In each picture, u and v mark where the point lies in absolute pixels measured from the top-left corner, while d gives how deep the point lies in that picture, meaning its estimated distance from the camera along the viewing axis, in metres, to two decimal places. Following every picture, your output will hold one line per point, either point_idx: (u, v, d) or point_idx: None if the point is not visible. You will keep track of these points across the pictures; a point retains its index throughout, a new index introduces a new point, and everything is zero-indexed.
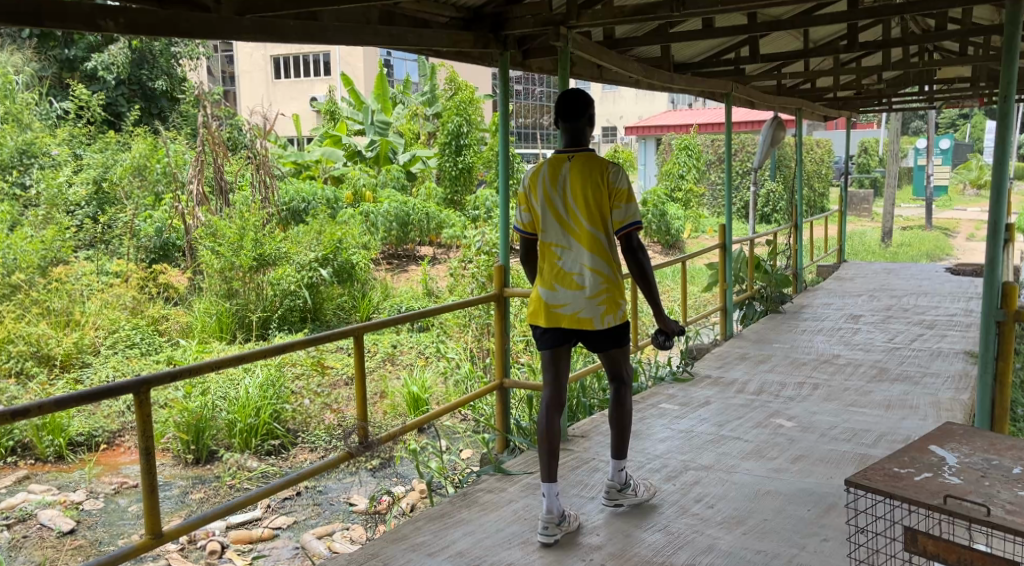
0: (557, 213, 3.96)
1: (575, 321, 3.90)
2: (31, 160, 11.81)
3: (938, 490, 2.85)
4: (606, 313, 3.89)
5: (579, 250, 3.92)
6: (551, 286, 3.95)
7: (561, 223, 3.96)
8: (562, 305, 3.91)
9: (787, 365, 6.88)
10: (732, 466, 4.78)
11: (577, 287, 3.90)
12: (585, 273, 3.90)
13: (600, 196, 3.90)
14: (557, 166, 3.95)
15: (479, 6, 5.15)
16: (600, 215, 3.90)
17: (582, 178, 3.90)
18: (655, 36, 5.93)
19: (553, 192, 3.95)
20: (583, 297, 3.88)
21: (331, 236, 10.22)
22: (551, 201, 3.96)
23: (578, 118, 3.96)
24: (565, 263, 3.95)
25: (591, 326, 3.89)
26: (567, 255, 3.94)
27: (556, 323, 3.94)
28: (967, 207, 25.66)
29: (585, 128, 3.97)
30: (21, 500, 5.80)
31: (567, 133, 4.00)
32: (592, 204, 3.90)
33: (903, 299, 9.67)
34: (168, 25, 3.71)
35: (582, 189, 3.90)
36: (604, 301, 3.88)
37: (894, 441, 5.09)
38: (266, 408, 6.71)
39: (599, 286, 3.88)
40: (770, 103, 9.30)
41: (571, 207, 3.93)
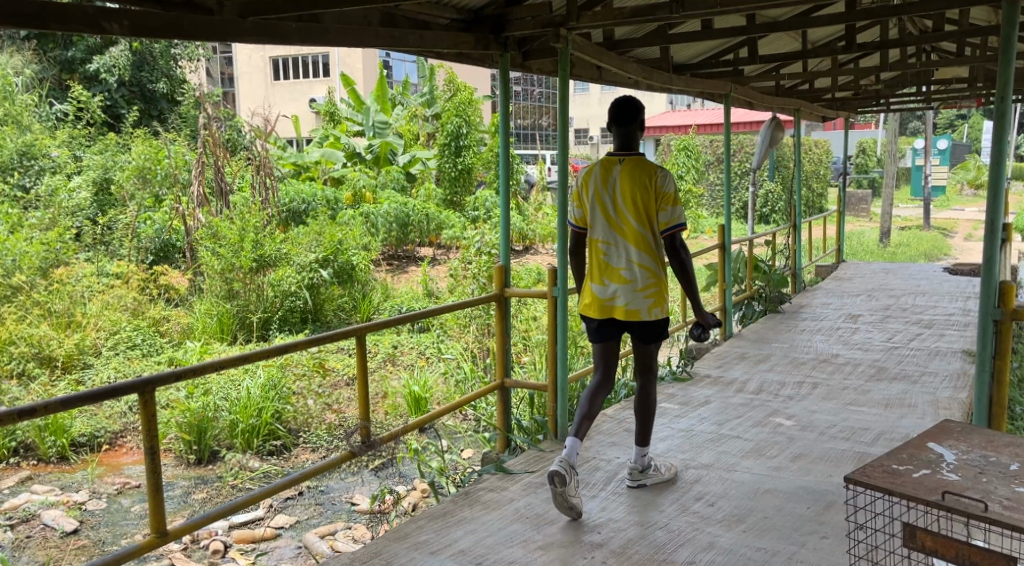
0: (606, 212, 4.27)
1: (624, 313, 4.22)
2: (32, 161, 11.83)
3: (936, 486, 2.88)
4: (652, 306, 4.19)
5: (627, 247, 4.23)
6: (601, 281, 4.27)
7: (610, 222, 4.26)
8: (611, 298, 4.24)
9: (787, 364, 6.91)
10: (732, 464, 4.81)
11: (624, 281, 4.21)
12: (633, 268, 4.21)
13: (648, 197, 4.20)
14: (607, 168, 4.27)
15: (479, 8, 5.20)
16: (647, 214, 4.21)
17: (631, 180, 4.20)
18: (655, 37, 5.95)
19: (604, 192, 4.26)
20: (631, 291, 4.19)
21: (331, 238, 10.25)
22: (601, 201, 4.28)
23: (630, 124, 4.30)
24: (613, 259, 4.26)
25: (638, 317, 4.20)
26: (615, 251, 4.26)
27: (605, 315, 4.27)
28: (965, 207, 25.71)
29: (635, 133, 4.30)
30: (24, 501, 5.83)
31: (620, 136, 4.34)
32: (640, 204, 4.21)
33: (901, 299, 9.71)
34: (171, 28, 3.74)
35: (630, 191, 4.21)
36: (650, 295, 4.18)
37: (892, 440, 5.11)
38: (268, 408, 6.73)
39: (644, 281, 4.19)
40: (768, 104, 9.33)
41: (619, 207, 4.23)
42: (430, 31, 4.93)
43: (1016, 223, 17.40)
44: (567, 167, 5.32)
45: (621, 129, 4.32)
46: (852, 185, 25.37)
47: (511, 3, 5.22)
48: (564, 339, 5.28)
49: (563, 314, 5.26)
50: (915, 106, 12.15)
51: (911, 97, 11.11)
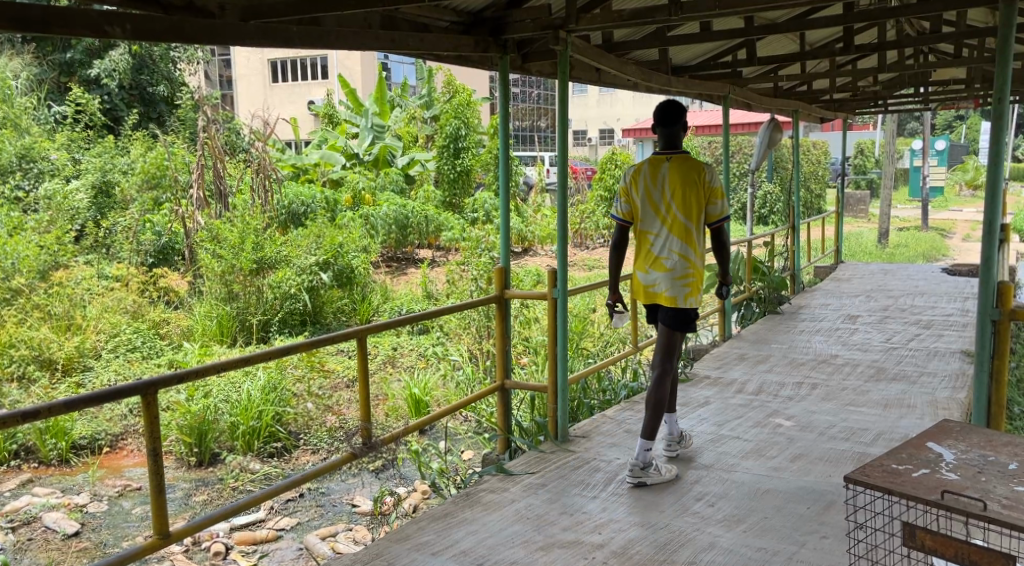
0: (654, 205, 4.57)
1: (663, 300, 4.53)
2: (31, 164, 11.86)
3: (935, 486, 2.89)
4: (688, 295, 4.50)
5: (672, 238, 4.52)
6: (645, 268, 4.59)
7: (657, 214, 4.56)
8: (652, 285, 4.56)
9: (786, 365, 6.93)
10: (732, 465, 4.83)
11: (666, 270, 4.51)
12: (675, 258, 4.51)
13: (694, 193, 4.50)
14: (657, 165, 4.56)
15: (479, 10, 5.23)
16: (693, 209, 4.50)
17: (678, 177, 4.49)
18: (654, 40, 5.97)
19: (652, 187, 4.56)
20: (671, 279, 4.50)
21: (331, 241, 10.27)
22: (649, 194, 4.57)
23: (674, 124, 4.57)
24: (657, 249, 4.57)
25: (675, 304, 4.51)
26: (659, 242, 4.56)
27: (648, 300, 4.60)
28: (963, 208, 25.77)
29: (680, 133, 4.59)
30: (25, 503, 5.83)
31: (665, 136, 4.63)
32: (687, 199, 4.50)
33: (900, 300, 9.73)
34: (173, 31, 3.75)
35: (677, 186, 4.50)
36: (687, 284, 4.49)
37: (892, 440, 5.13)
38: (269, 410, 6.75)
39: (683, 271, 4.49)
40: (766, 106, 9.37)
41: (666, 201, 4.53)
42: (430, 33, 4.95)
43: (1015, 224, 17.44)
44: (566, 168, 5.33)
45: (665, 128, 4.60)
46: (850, 186, 25.41)
47: (511, 5, 5.24)
48: (564, 339, 5.29)
49: (563, 315, 5.27)
50: (913, 107, 12.18)
51: (908, 99, 11.15)
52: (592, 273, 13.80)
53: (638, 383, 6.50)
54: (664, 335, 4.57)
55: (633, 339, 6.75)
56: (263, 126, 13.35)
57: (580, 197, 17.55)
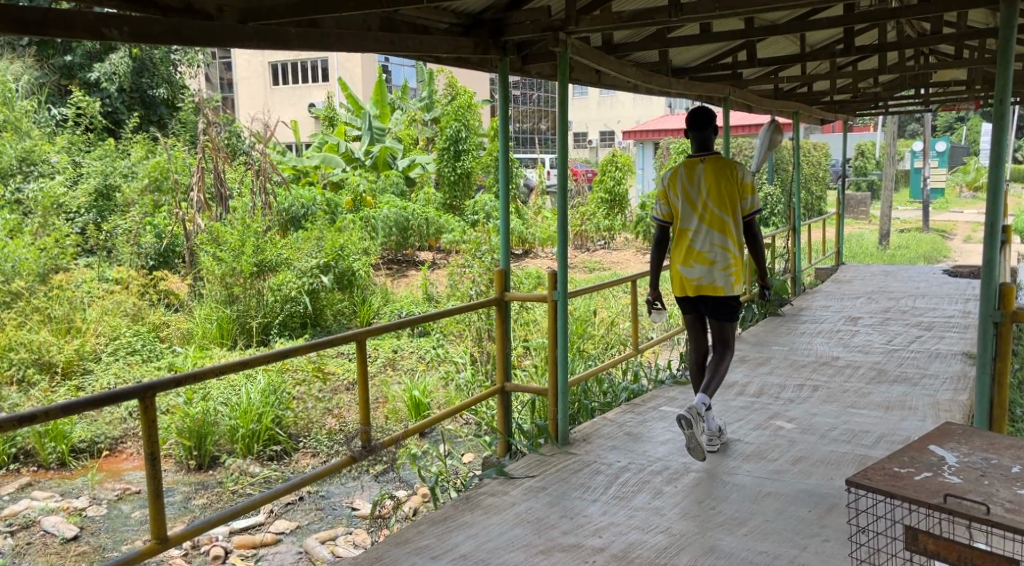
0: (691, 204, 4.84)
1: (710, 290, 4.79)
2: (31, 167, 11.87)
3: (938, 489, 2.87)
4: (734, 283, 4.78)
5: (711, 233, 4.79)
6: (688, 263, 4.84)
7: (695, 212, 4.83)
8: (698, 278, 4.81)
9: (786, 367, 6.92)
10: (733, 467, 4.81)
11: (710, 262, 4.78)
12: (716, 250, 4.78)
13: (729, 188, 4.79)
14: (691, 166, 4.85)
15: (478, 12, 5.22)
16: (729, 204, 4.79)
17: (714, 175, 4.78)
18: (654, 41, 5.97)
19: (689, 187, 4.84)
20: (715, 270, 4.77)
21: (332, 243, 10.23)
22: (686, 195, 4.85)
23: (704, 128, 4.90)
24: (698, 244, 4.82)
25: (722, 293, 4.78)
26: (699, 237, 4.82)
27: (693, 293, 4.85)
28: (964, 209, 25.74)
29: (709, 135, 4.92)
30: (24, 507, 5.81)
31: (696, 140, 4.96)
32: (723, 194, 4.79)
33: (902, 301, 9.72)
34: (172, 34, 3.74)
35: (714, 184, 4.79)
36: (732, 273, 4.77)
37: (893, 442, 5.11)
38: (269, 413, 6.73)
39: (727, 261, 4.77)
40: (768, 106, 9.35)
41: (704, 199, 4.81)
42: (429, 35, 4.93)
43: (1017, 225, 17.40)
44: (565, 170, 5.32)
45: (697, 132, 4.92)
46: (851, 187, 25.39)
47: (511, 7, 5.22)
48: (564, 342, 5.28)
49: (563, 317, 5.25)
50: (913, 108, 12.17)
51: (908, 100, 11.15)
52: (593, 275, 13.79)
53: (638, 386, 6.49)
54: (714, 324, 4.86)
55: (634, 342, 6.74)
56: (263, 128, 13.35)
57: (581, 199, 17.55)
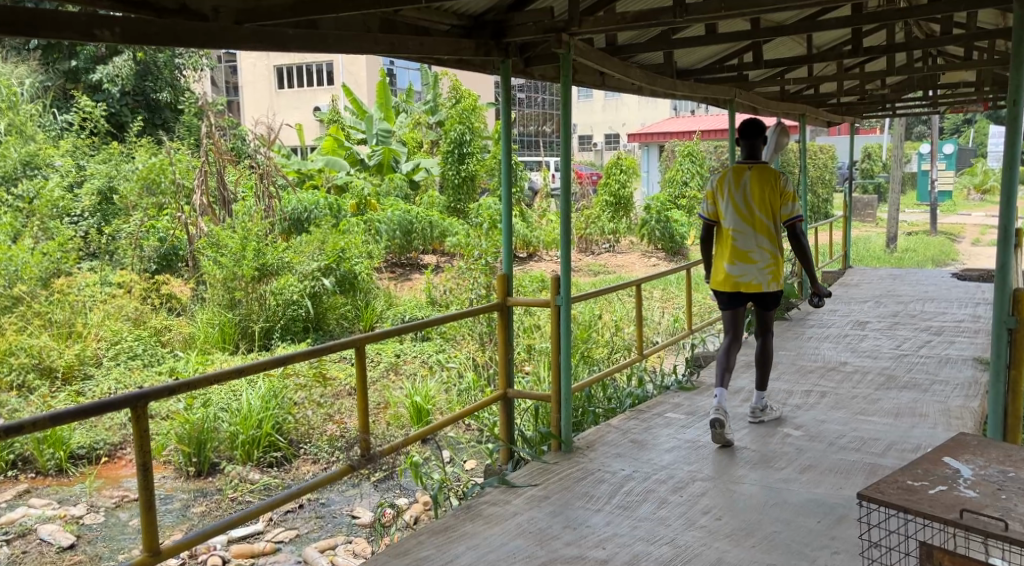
0: (736, 206, 5.11)
1: (750, 287, 5.05)
2: (35, 171, 11.80)
3: (953, 503, 2.78)
4: (773, 281, 5.05)
5: (754, 234, 5.05)
6: (730, 261, 5.09)
7: (739, 214, 5.10)
8: (739, 275, 5.06)
9: (793, 372, 6.82)
10: (740, 476, 4.72)
11: (752, 261, 5.04)
12: (758, 250, 5.05)
13: (773, 194, 5.07)
14: (739, 172, 5.12)
15: (480, 14, 5.16)
16: (772, 208, 5.08)
17: (760, 182, 5.06)
18: (658, 43, 5.89)
19: (735, 191, 5.11)
20: (756, 269, 5.04)
21: (334, 246, 10.15)
22: (732, 198, 5.12)
23: (754, 137, 5.17)
24: (741, 244, 5.07)
25: (762, 290, 5.05)
26: (742, 238, 5.07)
27: (734, 290, 5.10)
28: (971, 212, 25.61)
29: (758, 145, 5.19)
30: (21, 515, 5.75)
31: (745, 148, 5.22)
32: (767, 200, 5.07)
33: (910, 305, 9.61)
34: (167, 35, 3.67)
35: (759, 190, 5.06)
36: (772, 272, 5.05)
37: (904, 450, 5.00)
38: (269, 419, 6.65)
39: (768, 261, 5.04)
40: (774, 109, 9.25)
41: (749, 203, 5.07)
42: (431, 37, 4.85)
43: None
44: (569, 174, 5.23)
45: (747, 141, 5.20)
46: (857, 190, 25.26)
47: (513, 9, 5.14)
48: (567, 348, 5.19)
49: (566, 323, 5.16)
50: (922, 110, 12.07)
51: (917, 102, 11.03)
52: (597, 278, 13.70)
53: (643, 392, 6.41)
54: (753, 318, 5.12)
55: (640, 347, 6.64)
56: (266, 132, 13.30)
57: (585, 202, 17.44)
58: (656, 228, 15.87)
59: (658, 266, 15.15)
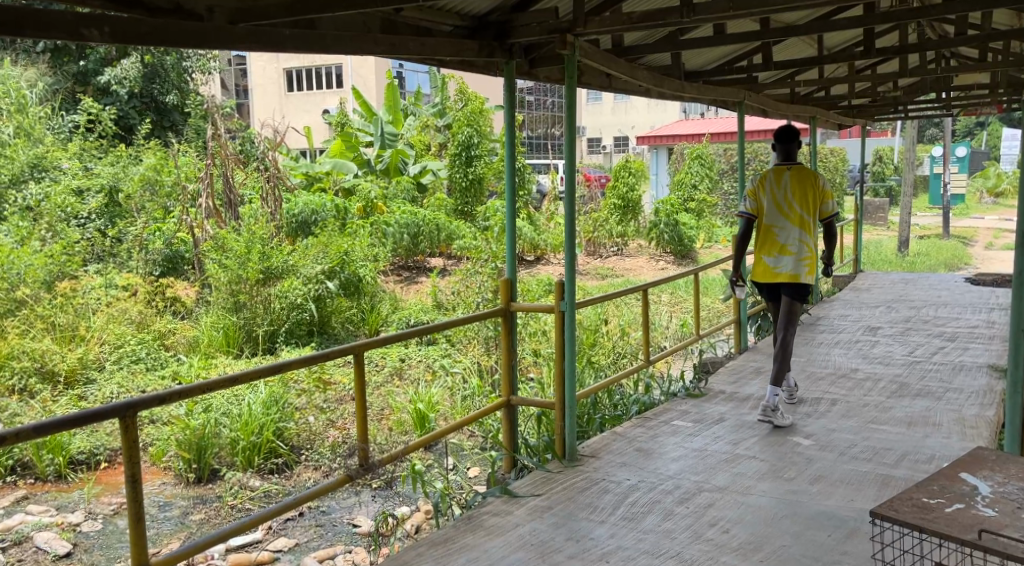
0: (778, 204, 5.58)
1: (788, 278, 5.52)
2: (43, 173, 11.71)
3: (971, 523, 2.68)
4: (809, 273, 5.50)
5: (794, 228, 5.52)
6: (771, 254, 5.57)
7: (781, 211, 5.57)
8: (780, 267, 5.53)
9: (803, 379, 6.70)
10: (748, 487, 4.60)
11: (791, 253, 5.51)
12: (797, 243, 5.51)
13: (813, 193, 5.56)
14: (779, 172, 5.59)
15: (483, 14, 5.05)
16: (811, 206, 5.56)
17: (800, 182, 5.53)
18: (666, 44, 5.77)
19: (778, 190, 5.58)
20: (795, 261, 5.50)
21: (338, 249, 10.05)
22: (774, 196, 5.58)
23: (790, 141, 5.64)
24: (781, 238, 5.55)
25: (799, 280, 5.50)
26: (782, 232, 5.55)
27: (774, 280, 5.57)
28: (984, 215, 25.39)
29: (794, 148, 5.64)
30: (18, 522, 5.67)
31: (781, 152, 5.68)
32: (806, 198, 5.55)
33: (923, 311, 9.46)
34: (159, 35, 3.58)
35: (799, 189, 5.54)
36: (808, 265, 5.50)
37: (917, 461, 4.87)
38: (270, 425, 6.57)
39: (806, 255, 5.50)
40: (784, 111, 9.11)
41: (789, 200, 5.55)
42: (433, 38, 4.75)
43: None
44: (572, 177, 5.12)
45: (782, 145, 5.66)
46: (868, 193, 25.08)
47: (517, 9, 5.03)
48: (571, 354, 5.09)
49: (571, 329, 5.06)
50: (934, 113, 11.93)
51: (929, 104, 10.89)
52: (604, 282, 13.57)
53: (650, 398, 6.30)
54: (786, 305, 5.57)
55: (646, 353, 6.52)
56: (273, 134, 13.24)
57: (593, 205, 17.31)
58: (665, 232, 15.75)
59: (667, 270, 15.01)
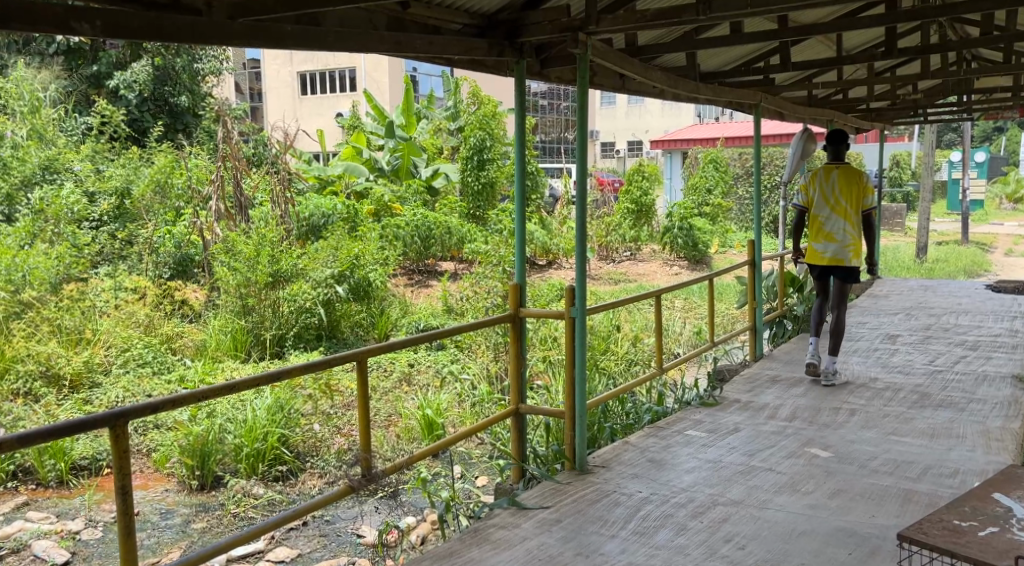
0: (825, 197, 6.37)
1: (834, 262, 6.29)
2: (54, 175, 11.60)
3: (1006, 549, 2.62)
4: (852, 257, 6.27)
5: (839, 219, 6.30)
6: (819, 241, 6.36)
7: (828, 204, 6.36)
8: (826, 252, 6.32)
9: (821, 389, 6.54)
10: (764, 501, 4.44)
11: (836, 240, 6.29)
12: (842, 232, 6.29)
13: (857, 189, 6.32)
14: (828, 171, 6.38)
15: (494, 12, 4.89)
16: (855, 200, 6.32)
17: (846, 179, 6.30)
18: (682, 43, 5.62)
19: (826, 185, 6.37)
20: (839, 247, 6.28)
21: (348, 252, 9.93)
22: (823, 191, 6.38)
23: (839, 144, 6.40)
24: (828, 226, 6.33)
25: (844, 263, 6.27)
26: (828, 222, 6.33)
27: (821, 263, 6.36)
28: (1002, 222, 25.11)
29: (842, 149, 6.38)
30: (16, 530, 5.58)
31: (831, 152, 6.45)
32: (852, 194, 6.33)
33: (942, 318, 9.28)
34: (152, 29, 3.47)
35: (845, 185, 6.32)
36: (852, 250, 6.27)
37: (941, 475, 4.70)
38: (275, 431, 6.43)
39: (849, 242, 6.27)
40: (800, 114, 8.93)
41: (835, 195, 6.33)
42: (441, 36, 4.61)
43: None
44: (583, 180, 4.98)
45: (832, 147, 6.43)
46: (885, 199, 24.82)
47: (528, 7, 4.88)
48: (582, 362, 4.95)
49: (581, 336, 4.93)
50: (954, 117, 11.76)
51: (950, 107, 10.72)
52: (617, 287, 13.45)
53: (663, 407, 6.15)
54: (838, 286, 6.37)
55: (658, 361, 6.37)
56: (285, 137, 13.13)
57: (606, 209, 17.14)
58: (679, 236, 15.62)
59: (681, 276, 14.83)
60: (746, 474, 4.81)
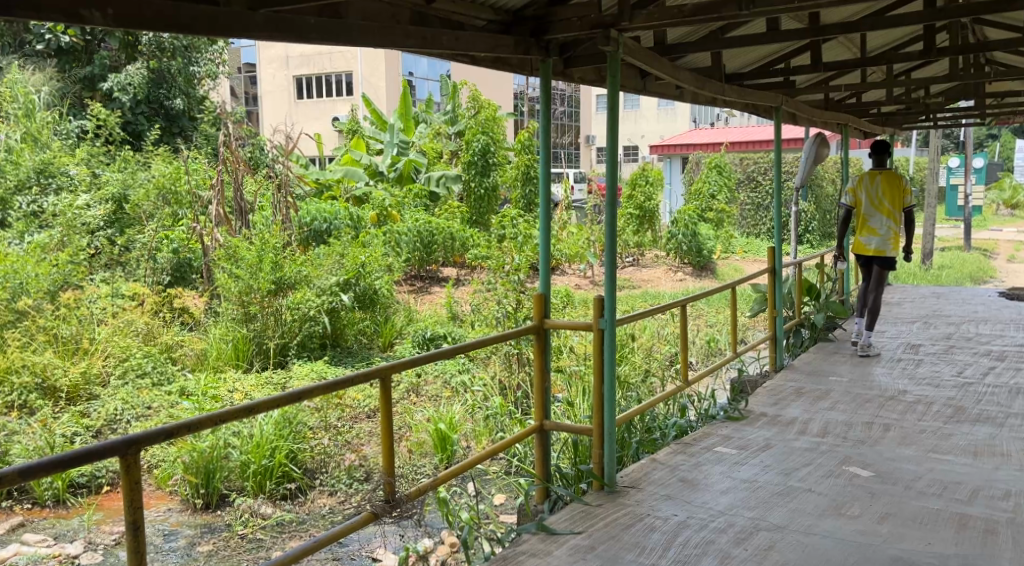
0: (869, 198, 6.47)
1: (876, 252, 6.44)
2: (48, 179, 11.20)
3: None
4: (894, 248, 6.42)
5: (883, 216, 6.42)
6: (863, 235, 6.50)
7: (872, 205, 6.45)
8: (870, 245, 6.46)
9: (850, 402, 6.28)
10: (810, 526, 4.20)
11: (880, 234, 6.42)
12: (886, 227, 6.42)
13: (899, 191, 6.42)
14: (873, 174, 6.48)
15: (519, 8, 4.65)
16: (898, 201, 6.42)
17: (889, 183, 6.40)
18: (710, 42, 5.39)
19: (870, 187, 6.46)
20: (882, 240, 6.42)
21: (354, 259, 9.67)
22: (868, 193, 6.48)
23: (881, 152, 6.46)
24: (871, 223, 6.45)
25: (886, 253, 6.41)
26: (873, 219, 6.45)
27: (865, 254, 6.50)
28: (1003, 228, 24.99)
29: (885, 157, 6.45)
30: (12, 554, 5.28)
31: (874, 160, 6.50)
32: (895, 195, 6.42)
33: (963, 327, 9.05)
34: (165, 19, 3.23)
35: (888, 187, 6.41)
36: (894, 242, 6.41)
37: (992, 497, 4.46)
38: (282, 447, 6.17)
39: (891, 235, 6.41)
40: (815, 116, 8.68)
41: (879, 196, 6.42)
42: (466, 32, 4.36)
43: None
44: (614, 186, 4.73)
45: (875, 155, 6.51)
46: None
47: (555, 2, 4.62)
48: (611, 375, 4.71)
49: (611, 348, 4.68)
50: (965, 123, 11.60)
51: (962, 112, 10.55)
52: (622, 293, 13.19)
53: (688, 421, 5.91)
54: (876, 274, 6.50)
55: (683, 371, 6.13)
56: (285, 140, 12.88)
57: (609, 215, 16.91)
58: (684, 242, 15.39)
59: (685, 283, 14.56)
60: (784, 495, 4.56)
